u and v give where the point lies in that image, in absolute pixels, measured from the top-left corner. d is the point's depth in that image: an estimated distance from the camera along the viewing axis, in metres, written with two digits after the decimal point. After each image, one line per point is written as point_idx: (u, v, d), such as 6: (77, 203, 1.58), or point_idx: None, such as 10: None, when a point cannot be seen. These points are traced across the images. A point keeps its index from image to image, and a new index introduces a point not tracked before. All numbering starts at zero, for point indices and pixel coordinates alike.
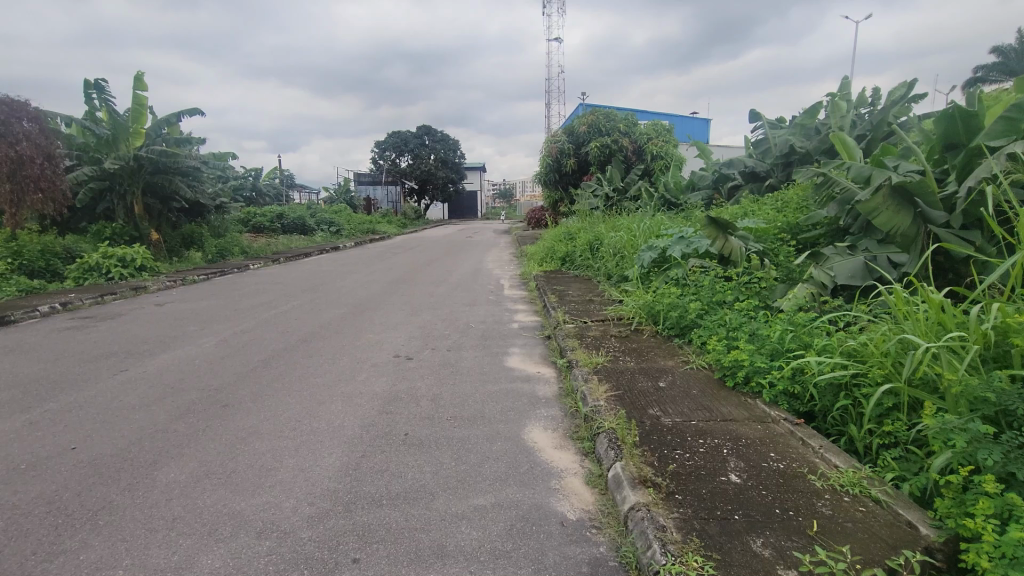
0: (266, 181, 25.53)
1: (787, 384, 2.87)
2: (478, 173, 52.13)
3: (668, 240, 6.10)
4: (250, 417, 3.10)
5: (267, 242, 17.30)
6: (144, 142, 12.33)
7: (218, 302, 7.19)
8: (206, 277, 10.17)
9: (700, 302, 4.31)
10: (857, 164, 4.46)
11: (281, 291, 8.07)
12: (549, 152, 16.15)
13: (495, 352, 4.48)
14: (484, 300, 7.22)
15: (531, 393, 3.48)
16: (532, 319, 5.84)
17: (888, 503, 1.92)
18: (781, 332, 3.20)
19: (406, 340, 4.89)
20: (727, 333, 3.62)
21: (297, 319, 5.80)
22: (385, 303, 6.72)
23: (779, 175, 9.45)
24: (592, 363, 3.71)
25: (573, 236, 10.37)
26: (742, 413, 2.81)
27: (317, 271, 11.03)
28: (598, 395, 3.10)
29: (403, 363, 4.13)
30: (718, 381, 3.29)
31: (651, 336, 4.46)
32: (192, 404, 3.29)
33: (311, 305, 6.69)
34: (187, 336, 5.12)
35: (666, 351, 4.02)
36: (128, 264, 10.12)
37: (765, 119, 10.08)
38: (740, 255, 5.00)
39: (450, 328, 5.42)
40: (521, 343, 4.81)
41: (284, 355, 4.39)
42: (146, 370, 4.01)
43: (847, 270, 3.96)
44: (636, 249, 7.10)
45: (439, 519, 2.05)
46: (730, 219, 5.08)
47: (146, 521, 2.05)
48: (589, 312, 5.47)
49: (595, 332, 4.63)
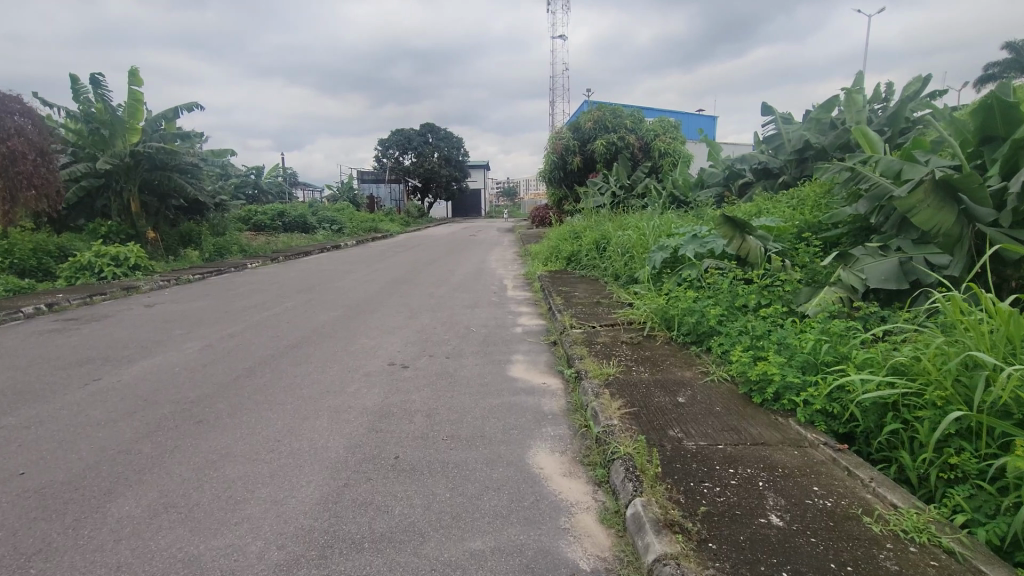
0: (268, 179, 25.22)
1: (824, 402, 2.57)
2: (482, 171, 51.95)
3: (680, 239, 5.78)
4: (224, 435, 2.80)
5: (268, 241, 17.02)
6: (141, 138, 12.08)
7: (210, 303, 6.89)
8: (201, 277, 9.88)
9: (719, 307, 3.99)
10: (887, 158, 4.15)
11: (276, 292, 7.77)
12: (554, 149, 15.80)
13: (497, 360, 4.17)
14: (486, 301, 6.91)
15: (536, 408, 3.17)
16: (537, 323, 5.53)
17: (964, 556, 1.61)
18: (814, 343, 2.90)
19: (403, 346, 4.59)
20: (750, 342, 3.30)
21: (289, 323, 5.50)
22: (383, 305, 6.41)
23: (792, 171, 9.13)
24: (602, 374, 3.39)
25: (579, 235, 10.05)
26: (773, 435, 2.51)
27: (315, 270, 10.73)
28: (611, 412, 2.78)
29: (398, 372, 3.83)
30: (744, 397, 2.97)
31: (664, 343, 4.15)
32: (163, 419, 2.99)
33: (306, 307, 6.40)
34: (171, 341, 4.83)
35: (683, 360, 3.71)
36: (122, 263, 9.83)
37: (777, 114, 9.74)
38: (759, 256, 4.68)
39: (450, 332, 5.11)
40: (525, 349, 4.50)
41: (271, 362, 4.09)
42: (121, 379, 3.71)
43: (879, 272, 3.67)
44: (645, 250, 6.77)
45: (429, 569, 1.74)
46: (749, 219, 4.76)
47: (88, 569, 1.75)
48: (597, 316, 5.16)
49: (605, 338, 4.31)
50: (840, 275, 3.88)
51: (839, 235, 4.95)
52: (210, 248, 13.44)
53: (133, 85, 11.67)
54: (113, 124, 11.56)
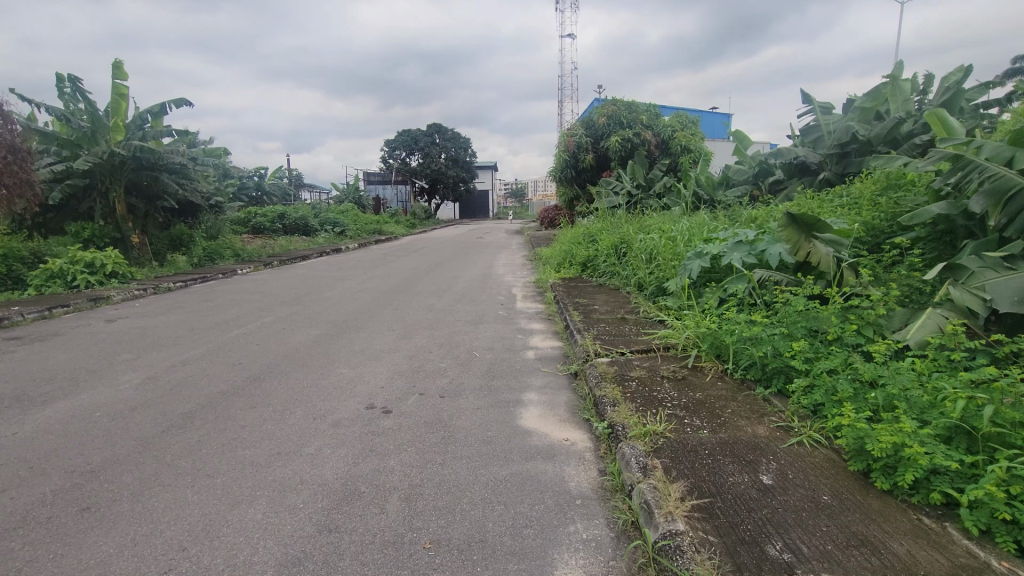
0: (272, 179, 24.45)
1: (1008, 504, 1.66)
2: (488, 171, 51.40)
3: (721, 244, 4.91)
4: (110, 538, 1.93)
5: (264, 244, 16.23)
6: (125, 137, 11.28)
7: (179, 318, 6.04)
8: (183, 285, 9.05)
9: (791, 338, 3.11)
10: (992, 142, 3.40)
11: (258, 304, 6.90)
12: (566, 147, 14.86)
13: (504, 401, 3.28)
14: (492, 316, 6.01)
15: (558, 483, 2.29)
16: (551, 345, 4.66)
17: None
18: (964, 402, 2.01)
19: (388, 379, 3.71)
20: (853, 390, 2.42)
21: (259, 346, 4.64)
22: (372, 322, 5.54)
23: (833, 167, 8.21)
24: (647, 435, 2.49)
25: (594, 238, 9.14)
26: (932, 558, 1.61)
27: (308, 277, 9.85)
28: (672, 506, 1.89)
29: (376, 422, 2.96)
30: (858, 477, 2.07)
31: (719, 381, 3.25)
32: (36, 506, 2.13)
33: (284, 325, 5.51)
34: (109, 371, 3.96)
35: (750, 411, 2.82)
36: (99, 270, 8.96)
37: (813, 104, 8.94)
38: (831, 266, 3.80)
39: (447, 358, 4.22)
40: (539, 383, 3.62)
41: (218, 406, 3.21)
42: (18, 432, 2.85)
43: (1009, 290, 2.84)
44: (676, 255, 5.87)
45: None
46: (817, 219, 3.90)
47: None
48: (626, 338, 4.27)
49: (640, 373, 3.44)
50: (948, 293, 3.05)
51: (920, 242, 4.13)
52: (200, 252, 12.61)
53: (116, 79, 10.98)
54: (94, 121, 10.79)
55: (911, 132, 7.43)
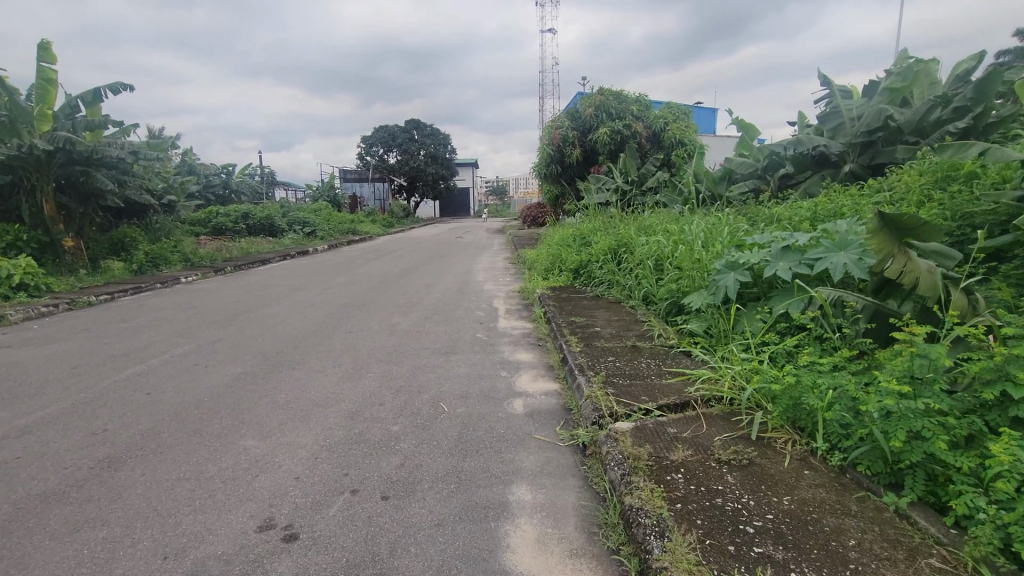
0: (240, 177, 22.86)
1: None
2: (469, 169, 50.21)
3: (758, 250, 3.80)
4: None
5: (221, 246, 14.75)
6: (52, 126, 9.78)
7: (66, 350, 4.72)
8: (107, 300, 7.67)
9: (929, 408, 1.99)
10: None
11: (180, 326, 5.60)
12: (550, 139, 13.73)
13: (481, 508, 2.10)
14: (467, 340, 4.83)
15: None
16: (543, 390, 3.49)
17: None
18: None
19: (311, 460, 2.51)
20: None
21: (144, 398, 3.37)
22: (312, 354, 4.31)
23: (856, 158, 7.14)
24: None
25: (585, 240, 7.97)
26: None
27: (260, 287, 8.54)
28: None
29: (262, 567, 1.76)
30: None
31: (807, 471, 2.14)
32: None
33: (200, 359, 4.24)
34: None
35: (888, 542, 1.70)
36: (4, 282, 7.52)
37: (831, 86, 7.87)
38: (934, 289, 2.68)
39: (403, 416, 3.03)
40: (532, 466, 2.45)
41: (21, 528, 1.99)
42: None
43: None
44: (694, 263, 4.73)
45: None
46: (921, 223, 2.80)
47: None
48: (646, 383, 3.12)
49: (685, 451, 2.30)
50: None
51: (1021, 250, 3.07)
52: (143, 257, 11.16)
53: (41, 61, 9.49)
54: (13, 108, 9.28)
55: (945, 120, 6.45)
